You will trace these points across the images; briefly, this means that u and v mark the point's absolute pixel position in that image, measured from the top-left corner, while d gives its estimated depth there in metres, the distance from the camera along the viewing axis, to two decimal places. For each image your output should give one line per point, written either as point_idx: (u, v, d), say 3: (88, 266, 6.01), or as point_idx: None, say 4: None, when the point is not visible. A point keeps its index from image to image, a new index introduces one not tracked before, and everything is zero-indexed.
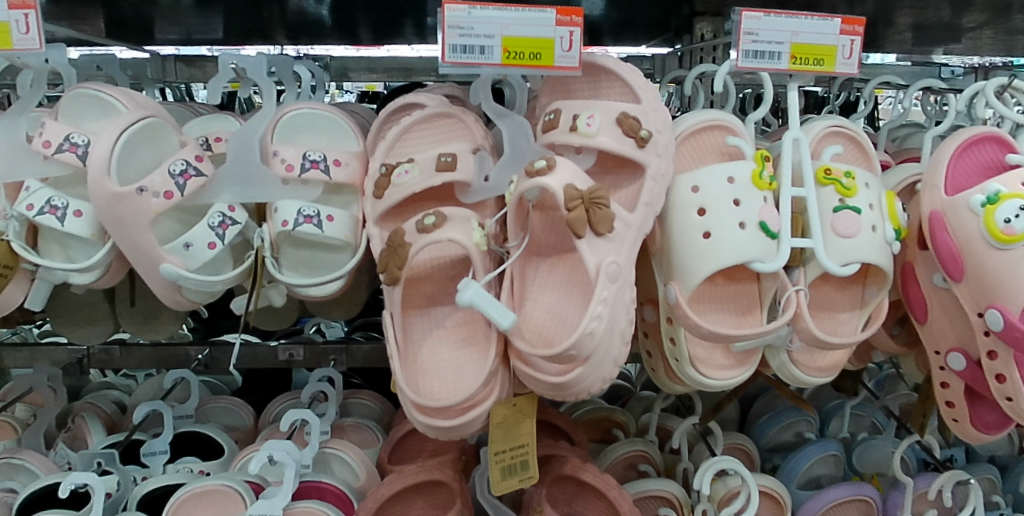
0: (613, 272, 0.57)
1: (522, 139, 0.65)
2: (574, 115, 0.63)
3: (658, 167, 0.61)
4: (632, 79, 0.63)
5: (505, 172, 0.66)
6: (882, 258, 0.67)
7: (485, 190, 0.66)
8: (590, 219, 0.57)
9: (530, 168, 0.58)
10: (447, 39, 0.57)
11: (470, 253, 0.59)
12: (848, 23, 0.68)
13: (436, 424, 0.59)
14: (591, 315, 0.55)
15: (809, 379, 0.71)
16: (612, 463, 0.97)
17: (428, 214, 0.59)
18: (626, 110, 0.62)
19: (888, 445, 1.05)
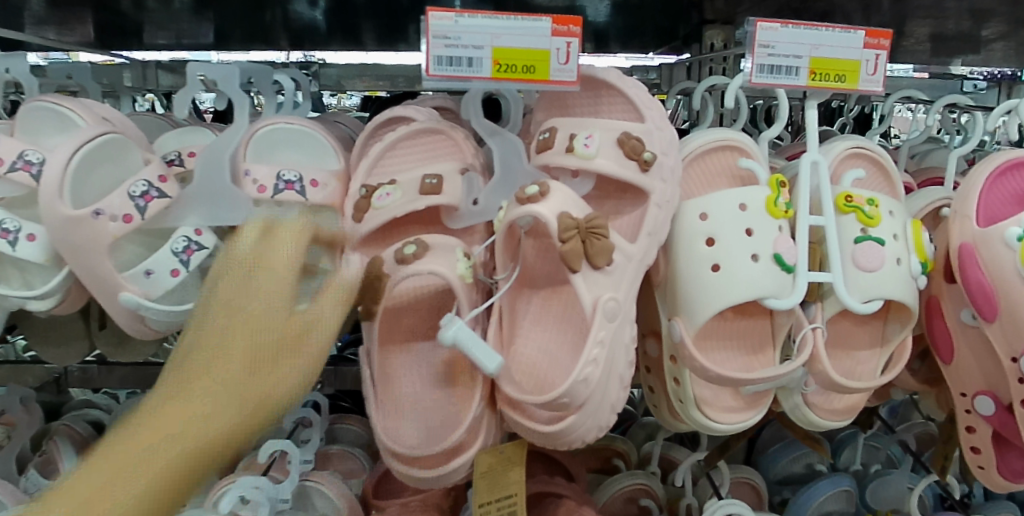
0: (612, 310, 0.51)
1: (514, 160, 0.59)
2: (571, 135, 0.57)
3: (663, 192, 0.55)
4: (636, 96, 0.57)
5: (496, 196, 0.60)
6: (906, 294, 0.61)
7: (473, 214, 0.61)
8: (588, 251, 0.51)
9: (521, 194, 0.52)
10: (431, 49, 0.52)
11: (453, 286, 0.53)
12: (873, 36, 0.63)
13: (417, 475, 0.54)
14: (586, 359, 0.50)
15: (823, 423, 0.65)
16: (612, 497, 0.91)
17: (410, 242, 0.54)
18: (628, 129, 0.56)
19: (904, 482, 0.99)
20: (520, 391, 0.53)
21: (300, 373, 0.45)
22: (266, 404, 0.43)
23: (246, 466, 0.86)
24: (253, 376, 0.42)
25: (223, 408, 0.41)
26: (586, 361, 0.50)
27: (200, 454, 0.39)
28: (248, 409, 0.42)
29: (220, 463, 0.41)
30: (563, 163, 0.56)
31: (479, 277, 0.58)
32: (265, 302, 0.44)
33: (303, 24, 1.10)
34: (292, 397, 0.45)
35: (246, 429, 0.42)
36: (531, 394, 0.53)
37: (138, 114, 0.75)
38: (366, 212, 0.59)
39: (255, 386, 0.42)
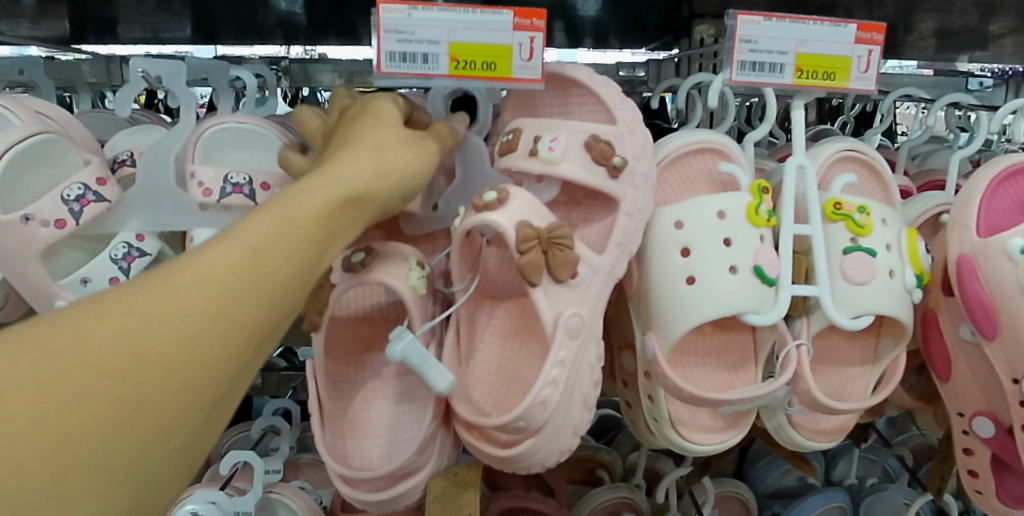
0: (574, 326, 0.48)
1: (477, 163, 0.56)
2: (536, 137, 0.54)
3: (634, 200, 0.51)
4: (607, 95, 0.53)
5: (458, 200, 0.57)
6: (899, 309, 0.57)
7: (433, 220, 0.58)
8: (549, 263, 0.47)
9: (477, 200, 0.48)
10: (383, 45, 0.48)
11: (404, 299, 0.49)
12: (866, 30, 0.58)
13: (366, 499, 0.51)
14: (545, 380, 0.46)
15: (808, 445, 0.61)
16: (593, 510, 0.85)
17: (359, 250, 0.50)
18: (597, 131, 0.52)
19: (900, 497, 0.94)
20: (475, 412, 0.50)
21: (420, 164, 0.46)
22: (393, 174, 0.43)
23: (209, 478, 0.82)
24: (377, 148, 0.43)
25: (356, 166, 0.41)
26: (542, 378, 0.46)
27: (337, 197, 0.38)
28: (379, 171, 0.42)
29: (354, 227, 0.40)
30: (526, 167, 0.53)
31: (435, 288, 0.54)
32: (383, 112, 0.47)
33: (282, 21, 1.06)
34: (412, 182, 0.45)
35: (377, 194, 0.42)
36: (487, 416, 0.50)
37: (89, 112, 0.72)
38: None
39: (379, 156, 0.43)
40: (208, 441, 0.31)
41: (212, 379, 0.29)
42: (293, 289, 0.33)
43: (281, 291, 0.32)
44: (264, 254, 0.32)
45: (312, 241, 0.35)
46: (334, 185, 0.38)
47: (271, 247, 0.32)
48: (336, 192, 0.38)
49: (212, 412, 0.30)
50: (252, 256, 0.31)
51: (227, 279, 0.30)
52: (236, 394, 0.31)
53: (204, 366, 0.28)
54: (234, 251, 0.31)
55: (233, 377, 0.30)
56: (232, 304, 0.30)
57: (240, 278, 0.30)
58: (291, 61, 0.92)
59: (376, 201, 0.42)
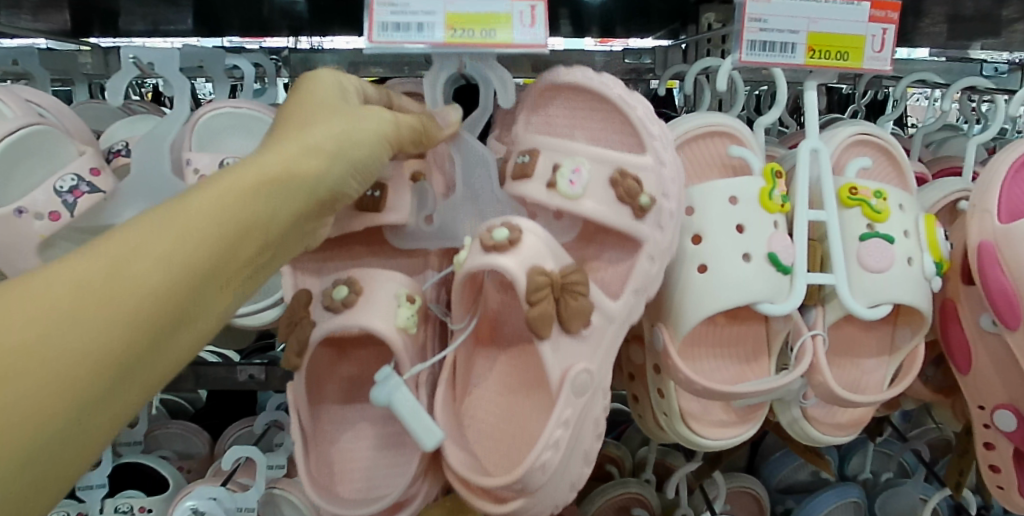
0: (583, 383, 0.46)
1: (484, 180, 0.55)
2: (555, 164, 0.52)
3: (658, 243, 0.49)
4: (639, 118, 0.50)
5: (457, 217, 0.56)
6: (918, 298, 0.55)
7: (427, 233, 0.56)
8: (561, 312, 0.46)
9: (488, 240, 0.45)
10: (375, 16, 0.46)
11: (390, 340, 0.48)
12: (880, 8, 0.56)
13: None
14: (547, 442, 0.44)
15: (825, 440, 0.59)
16: (601, 506, 0.83)
17: (340, 284, 0.49)
18: (623, 164, 0.50)
19: (916, 492, 0.91)
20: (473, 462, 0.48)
21: (364, 143, 0.41)
22: (327, 151, 0.38)
23: (212, 474, 0.81)
24: (305, 126, 0.38)
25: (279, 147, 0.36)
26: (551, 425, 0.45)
27: (253, 183, 0.33)
28: (310, 147, 0.37)
29: (281, 216, 0.34)
30: (541, 200, 0.51)
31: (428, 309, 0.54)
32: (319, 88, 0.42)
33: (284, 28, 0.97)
34: (357, 163, 0.40)
35: (308, 175, 0.36)
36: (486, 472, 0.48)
37: (85, 103, 0.71)
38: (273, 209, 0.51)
39: (307, 132, 0.37)
40: (71, 465, 0.26)
41: (60, 405, 0.24)
42: (184, 288, 0.29)
43: (158, 290, 0.28)
44: (146, 241, 0.28)
45: (214, 229, 0.30)
46: (248, 168, 0.33)
47: (148, 246, 0.28)
48: (249, 177, 0.33)
49: (65, 432, 0.25)
50: (118, 258, 0.27)
51: (85, 284, 0.26)
52: (106, 411, 0.27)
53: (44, 379, 0.24)
54: (98, 255, 0.27)
55: (89, 404, 0.26)
56: (97, 301, 0.26)
57: (102, 284, 0.26)
58: (290, 51, 0.90)
59: (309, 187, 0.36)
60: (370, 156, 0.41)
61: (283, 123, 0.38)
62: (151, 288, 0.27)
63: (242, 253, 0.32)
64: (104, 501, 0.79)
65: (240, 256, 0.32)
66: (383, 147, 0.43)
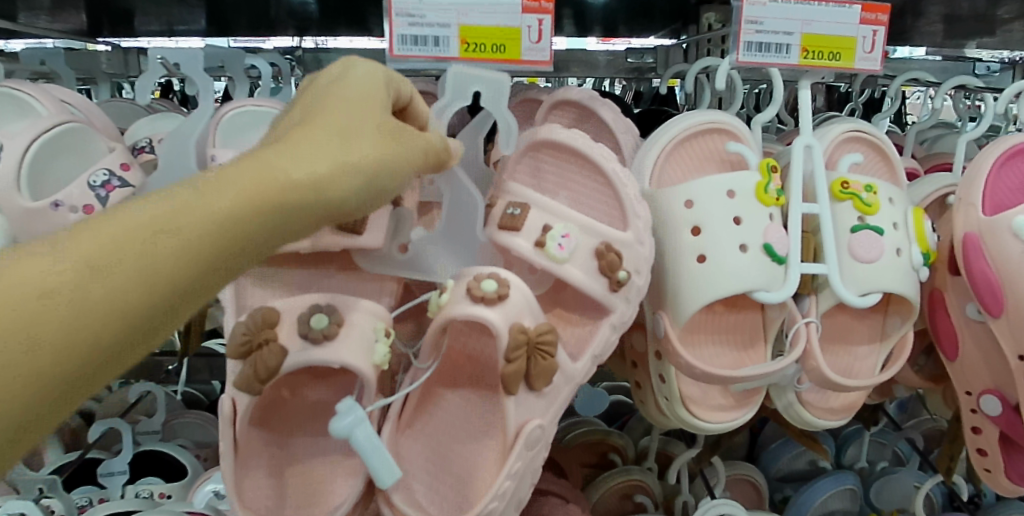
0: (535, 438, 0.48)
1: (467, 219, 0.53)
2: (546, 226, 0.52)
3: (623, 314, 0.52)
4: (627, 199, 0.53)
5: (436, 253, 0.54)
6: (907, 286, 0.58)
7: (397, 262, 0.54)
8: (530, 371, 0.48)
9: (478, 292, 0.47)
10: (394, 28, 0.49)
11: (363, 375, 0.46)
12: (871, 11, 0.59)
13: None
14: (496, 492, 0.46)
15: (819, 423, 0.62)
16: (603, 495, 0.82)
17: (318, 312, 0.46)
18: (608, 239, 0.52)
19: (910, 480, 0.93)
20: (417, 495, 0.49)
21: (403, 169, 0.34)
22: (366, 174, 0.31)
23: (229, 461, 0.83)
24: (345, 127, 0.31)
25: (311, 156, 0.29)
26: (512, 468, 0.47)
27: (260, 203, 0.27)
28: (348, 166, 0.30)
29: (279, 238, 0.29)
30: (523, 252, 0.51)
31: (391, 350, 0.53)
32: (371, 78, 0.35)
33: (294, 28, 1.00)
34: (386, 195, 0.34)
35: (330, 200, 0.30)
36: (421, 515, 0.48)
37: (110, 101, 0.74)
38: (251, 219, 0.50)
39: (347, 138, 0.31)
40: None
41: None
42: (137, 319, 0.24)
43: (107, 321, 0.23)
44: (107, 261, 0.23)
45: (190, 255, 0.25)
46: (263, 181, 0.28)
47: (117, 266, 0.23)
48: (256, 196, 0.27)
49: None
50: (68, 280, 0.22)
51: (51, 292, 0.22)
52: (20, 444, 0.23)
53: None
54: (50, 268, 0.22)
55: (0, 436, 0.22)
56: (31, 332, 0.21)
57: (56, 308, 0.22)
58: (303, 51, 0.92)
59: (329, 210, 0.30)
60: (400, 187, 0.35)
61: (329, 115, 0.31)
62: (106, 319, 0.23)
63: (219, 277, 0.27)
64: (125, 486, 0.81)
65: (218, 279, 0.27)
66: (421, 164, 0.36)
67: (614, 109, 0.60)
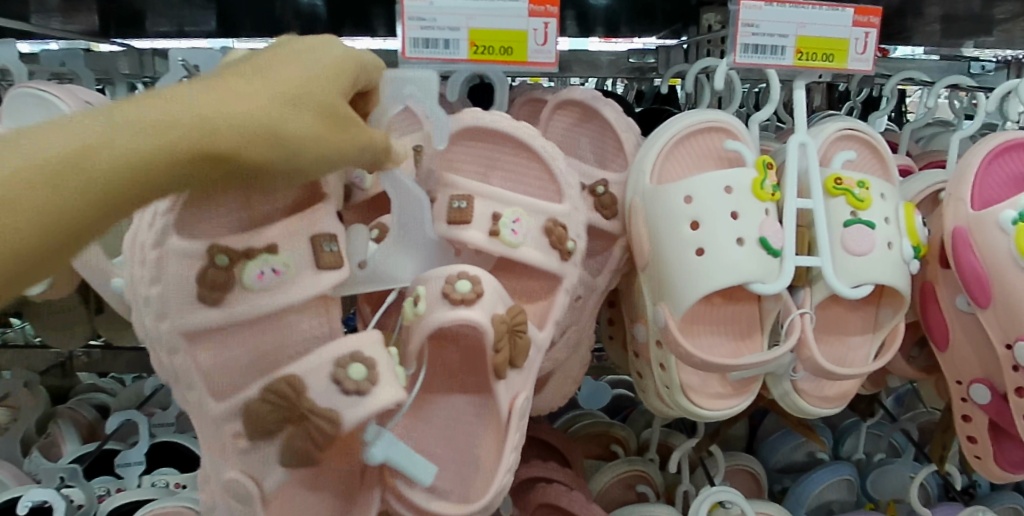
0: (524, 408, 0.52)
1: (416, 218, 0.51)
2: (494, 214, 0.53)
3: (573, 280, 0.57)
4: (560, 171, 0.56)
5: (397, 260, 0.51)
6: (897, 278, 0.60)
7: (359, 280, 0.51)
8: (512, 353, 0.50)
9: (451, 292, 0.48)
10: (407, 32, 0.51)
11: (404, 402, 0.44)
12: (863, 14, 0.61)
13: None
14: (506, 468, 0.50)
15: (814, 411, 0.64)
16: (607, 484, 0.83)
17: (352, 361, 0.42)
18: (553, 214, 0.55)
19: (906, 471, 0.94)
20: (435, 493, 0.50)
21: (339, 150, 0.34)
22: (302, 152, 0.31)
23: None
24: (293, 100, 0.31)
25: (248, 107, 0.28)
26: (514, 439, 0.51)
27: (191, 152, 0.26)
28: (284, 138, 0.30)
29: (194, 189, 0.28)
30: (483, 245, 0.52)
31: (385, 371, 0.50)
32: (331, 69, 0.35)
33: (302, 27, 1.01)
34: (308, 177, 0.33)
35: (261, 167, 0.29)
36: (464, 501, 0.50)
37: None
38: (229, 291, 0.41)
39: (293, 110, 0.30)
40: None
41: None
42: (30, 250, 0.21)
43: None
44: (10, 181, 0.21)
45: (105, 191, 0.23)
46: (191, 118, 0.26)
47: (20, 192, 0.21)
48: (188, 145, 0.26)
49: None
50: None
51: None
52: None
53: None
54: None
55: None
56: None
57: None
58: None
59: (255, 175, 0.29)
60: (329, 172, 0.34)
61: (278, 84, 0.31)
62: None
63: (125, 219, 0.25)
64: (141, 477, 0.81)
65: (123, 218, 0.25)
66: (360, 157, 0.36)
67: (616, 108, 0.62)
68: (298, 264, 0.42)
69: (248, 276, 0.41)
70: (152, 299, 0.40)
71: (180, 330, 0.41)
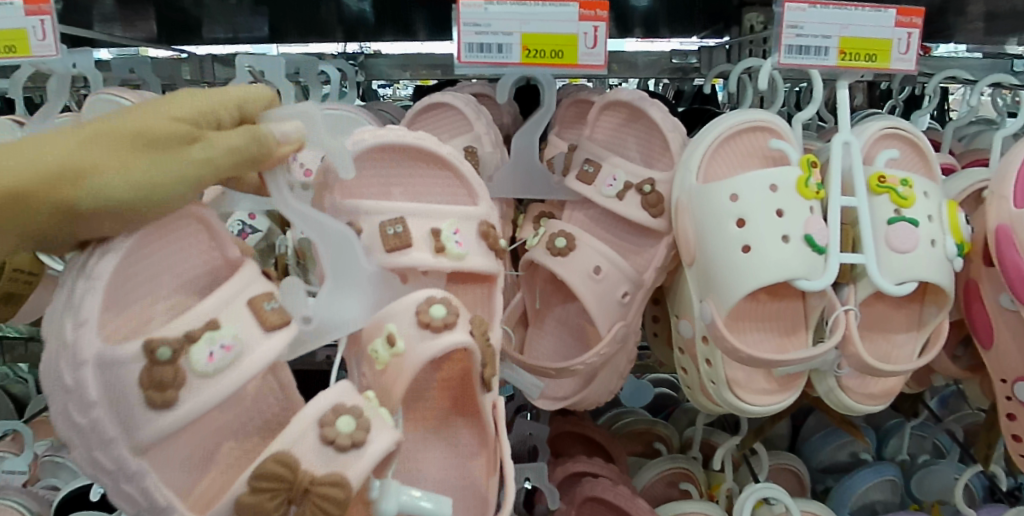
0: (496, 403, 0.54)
1: (349, 256, 0.49)
2: (433, 230, 0.55)
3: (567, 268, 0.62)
4: (467, 174, 0.58)
5: (339, 304, 0.49)
6: (941, 276, 0.60)
7: (306, 336, 0.47)
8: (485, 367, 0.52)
9: (426, 318, 0.48)
10: (463, 37, 0.54)
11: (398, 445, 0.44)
12: (905, 14, 0.62)
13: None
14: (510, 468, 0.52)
15: (859, 407, 0.65)
16: (649, 481, 0.84)
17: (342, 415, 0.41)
18: (485, 219, 0.57)
19: (951, 472, 0.93)
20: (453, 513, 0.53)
21: (179, 171, 0.36)
22: (117, 187, 0.34)
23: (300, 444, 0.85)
24: (105, 142, 0.34)
25: (52, 152, 0.33)
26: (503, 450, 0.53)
27: None
28: (88, 175, 0.33)
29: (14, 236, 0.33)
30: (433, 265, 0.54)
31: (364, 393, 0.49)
32: (172, 100, 0.37)
33: (347, 32, 1.03)
34: (160, 205, 0.36)
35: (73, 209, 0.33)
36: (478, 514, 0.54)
37: None
38: (178, 384, 0.37)
39: (101, 152, 0.34)
40: None
41: None
42: None
43: None
44: None
45: None
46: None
47: None
48: None
49: None
50: None
51: None
52: None
53: None
54: None
55: None
56: None
57: None
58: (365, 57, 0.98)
59: (73, 216, 0.33)
60: (184, 194, 0.37)
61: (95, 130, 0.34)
62: None
63: None
64: None
65: None
66: (210, 178, 0.38)
67: (662, 108, 0.63)
68: (246, 334, 0.40)
69: (199, 361, 0.38)
70: (102, 422, 0.36)
71: (134, 448, 0.37)
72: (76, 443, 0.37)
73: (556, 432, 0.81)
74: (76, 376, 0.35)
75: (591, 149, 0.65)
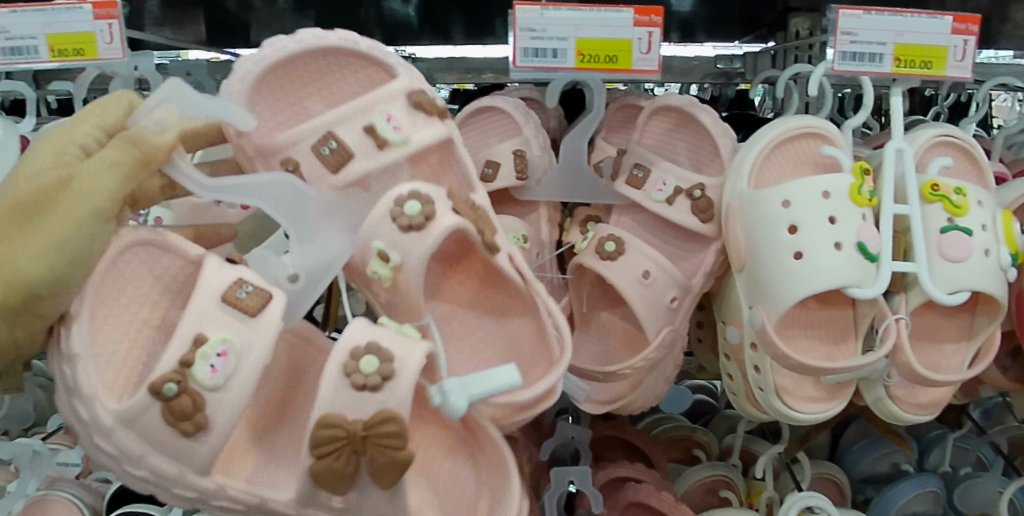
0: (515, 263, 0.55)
1: (298, 199, 0.52)
2: (369, 123, 0.55)
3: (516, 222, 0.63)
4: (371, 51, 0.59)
5: (314, 246, 0.52)
6: (995, 285, 0.59)
7: (298, 294, 0.51)
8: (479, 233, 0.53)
9: (404, 220, 0.51)
10: (519, 42, 0.54)
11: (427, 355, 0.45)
12: (962, 20, 0.61)
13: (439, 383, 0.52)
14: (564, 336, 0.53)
15: (908, 417, 0.64)
16: (689, 488, 0.84)
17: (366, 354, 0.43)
18: (411, 90, 0.57)
19: (995, 485, 0.92)
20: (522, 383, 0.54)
21: (76, 210, 0.41)
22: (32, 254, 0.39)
23: None
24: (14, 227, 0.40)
25: None
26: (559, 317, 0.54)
27: None
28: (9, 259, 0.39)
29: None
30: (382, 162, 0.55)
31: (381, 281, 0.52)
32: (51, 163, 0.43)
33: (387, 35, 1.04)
34: (82, 252, 0.41)
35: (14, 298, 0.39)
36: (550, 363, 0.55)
37: None
38: (198, 413, 0.41)
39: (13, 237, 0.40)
40: None
41: None
42: None
43: None
44: None
45: None
46: None
47: None
48: None
49: None
50: None
51: None
52: None
53: None
54: None
55: None
56: None
57: None
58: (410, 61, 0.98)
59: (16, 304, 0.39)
60: (99, 229, 0.42)
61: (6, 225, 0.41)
62: None
63: None
64: None
65: None
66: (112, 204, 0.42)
67: (712, 113, 0.63)
68: (236, 333, 0.41)
69: (204, 377, 0.40)
70: (161, 466, 0.42)
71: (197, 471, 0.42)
72: (156, 488, 0.43)
73: (596, 436, 0.81)
74: (116, 440, 0.41)
75: (640, 154, 0.66)
